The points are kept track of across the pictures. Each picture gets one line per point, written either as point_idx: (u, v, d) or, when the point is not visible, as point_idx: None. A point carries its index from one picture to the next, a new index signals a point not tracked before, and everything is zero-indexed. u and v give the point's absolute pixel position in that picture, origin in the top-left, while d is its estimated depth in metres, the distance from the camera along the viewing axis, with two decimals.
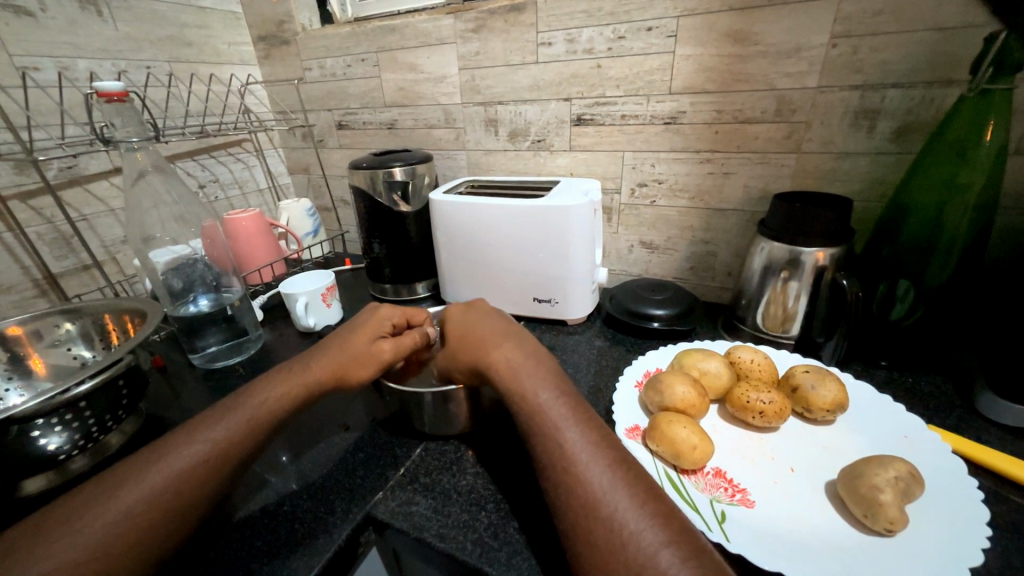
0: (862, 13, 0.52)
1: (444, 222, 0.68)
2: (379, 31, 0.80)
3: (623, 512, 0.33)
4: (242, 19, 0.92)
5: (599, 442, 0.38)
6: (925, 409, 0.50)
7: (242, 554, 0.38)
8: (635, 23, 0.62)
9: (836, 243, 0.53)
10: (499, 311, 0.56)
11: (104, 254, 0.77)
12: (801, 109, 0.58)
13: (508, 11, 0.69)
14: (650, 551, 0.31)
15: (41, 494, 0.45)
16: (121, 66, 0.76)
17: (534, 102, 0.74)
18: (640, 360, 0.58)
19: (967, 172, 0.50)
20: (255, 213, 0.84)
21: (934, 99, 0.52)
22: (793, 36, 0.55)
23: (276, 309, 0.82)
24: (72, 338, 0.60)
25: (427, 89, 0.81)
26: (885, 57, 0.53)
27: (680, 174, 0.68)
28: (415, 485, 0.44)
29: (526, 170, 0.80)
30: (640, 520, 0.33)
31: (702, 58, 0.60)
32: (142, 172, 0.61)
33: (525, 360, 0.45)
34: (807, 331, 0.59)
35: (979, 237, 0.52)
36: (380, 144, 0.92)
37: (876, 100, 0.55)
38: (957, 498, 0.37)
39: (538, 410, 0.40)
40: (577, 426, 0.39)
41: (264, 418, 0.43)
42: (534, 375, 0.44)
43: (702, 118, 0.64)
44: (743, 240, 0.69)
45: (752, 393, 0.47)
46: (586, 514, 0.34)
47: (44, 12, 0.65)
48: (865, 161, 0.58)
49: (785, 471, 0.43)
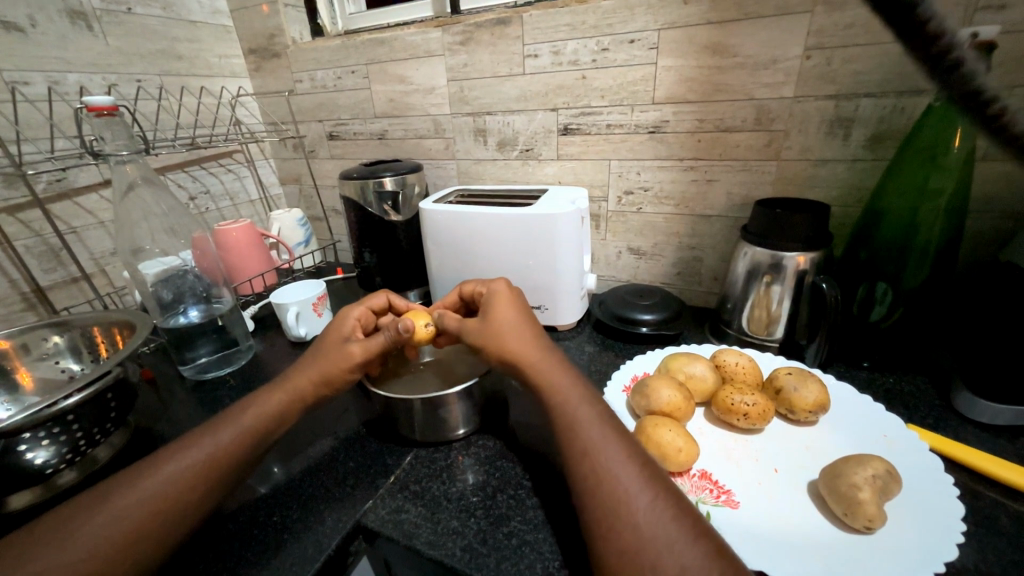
0: (835, 26, 0.54)
1: (434, 230, 0.69)
2: (368, 44, 0.82)
3: (646, 509, 0.34)
4: (232, 32, 0.93)
5: (618, 441, 0.39)
6: (905, 409, 0.51)
7: (231, 564, 0.38)
8: (618, 35, 0.64)
9: (816, 248, 0.54)
10: (517, 292, 0.54)
11: (93, 267, 0.77)
12: (779, 118, 0.60)
13: (495, 24, 0.70)
14: (673, 548, 0.31)
15: (28, 509, 0.45)
16: (112, 80, 0.76)
17: (521, 113, 0.75)
18: (627, 365, 0.59)
19: (939, 177, 0.52)
20: (244, 224, 0.84)
21: (905, 108, 0.54)
22: (768, 48, 0.57)
23: (267, 320, 0.82)
24: (60, 351, 0.60)
25: (417, 100, 0.83)
26: (857, 68, 0.54)
27: (665, 182, 0.70)
28: (405, 493, 0.45)
29: (514, 178, 0.81)
30: (658, 518, 0.33)
31: (683, 69, 0.62)
32: (131, 185, 0.61)
33: (541, 359, 0.45)
34: (791, 333, 0.60)
35: (952, 240, 0.54)
36: (370, 154, 0.93)
37: (850, 109, 0.57)
38: (931, 494, 0.38)
39: (558, 409, 0.42)
40: (600, 425, 0.40)
41: (259, 428, 0.44)
42: (558, 375, 0.44)
43: (685, 127, 0.65)
44: (728, 246, 0.70)
45: (736, 396, 0.48)
46: (603, 510, 0.34)
47: (34, 27, 0.66)
48: (843, 168, 0.60)
49: (770, 472, 0.43)
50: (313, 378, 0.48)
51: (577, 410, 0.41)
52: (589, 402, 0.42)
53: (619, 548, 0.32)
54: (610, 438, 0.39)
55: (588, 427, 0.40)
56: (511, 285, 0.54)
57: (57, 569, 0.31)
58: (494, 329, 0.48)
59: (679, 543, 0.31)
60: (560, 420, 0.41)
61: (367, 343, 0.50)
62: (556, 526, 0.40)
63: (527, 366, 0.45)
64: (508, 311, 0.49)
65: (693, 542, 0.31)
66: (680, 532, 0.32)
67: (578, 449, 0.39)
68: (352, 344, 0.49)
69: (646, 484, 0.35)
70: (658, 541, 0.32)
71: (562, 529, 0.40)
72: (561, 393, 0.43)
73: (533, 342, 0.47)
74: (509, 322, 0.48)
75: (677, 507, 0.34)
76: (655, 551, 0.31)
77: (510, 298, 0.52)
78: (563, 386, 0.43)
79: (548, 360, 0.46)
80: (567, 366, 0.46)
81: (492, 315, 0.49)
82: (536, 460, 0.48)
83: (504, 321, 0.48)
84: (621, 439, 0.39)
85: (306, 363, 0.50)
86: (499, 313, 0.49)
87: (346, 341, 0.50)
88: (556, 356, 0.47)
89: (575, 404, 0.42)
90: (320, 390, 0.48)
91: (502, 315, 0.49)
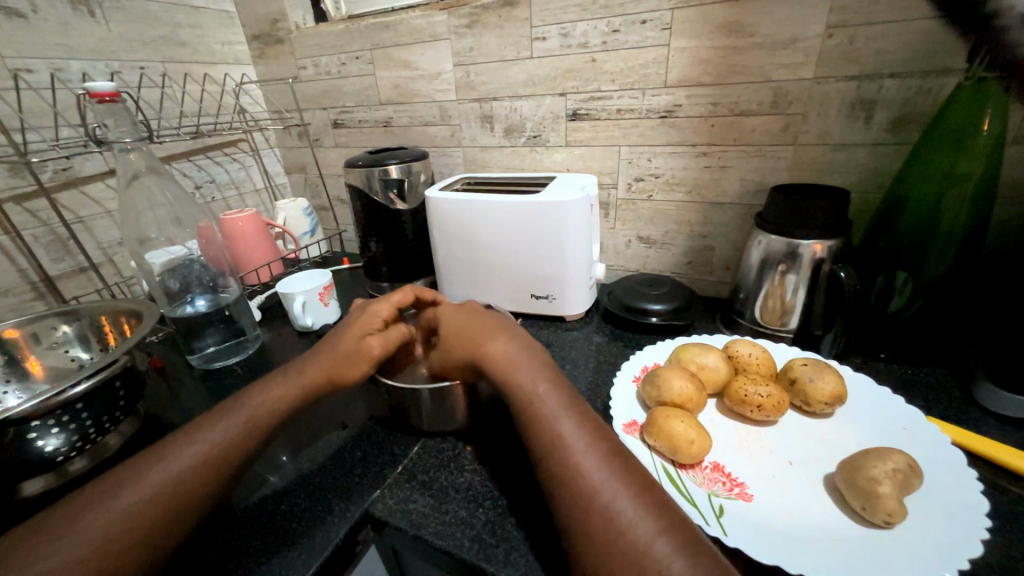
0: (858, 2, 0.51)
1: (441, 219, 0.68)
2: (373, 28, 0.80)
3: (619, 504, 0.33)
4: (235, 18, 0.92)
5: (590, 436, 0.38)
6: (923, 401, 0.50)
7: (240, 554, 0.38)
8: (630, 16, 0.62)
9: (833, 235, 0.52)
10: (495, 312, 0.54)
11: (101, 257, 0.77)
12: (797, 101, 0.58)
13: (502, 5, 0.68)
14: (646, 544, 0.31)
15: (41, 495, 0.45)
16: (115, 67, 0.76)
17: (529, 98, 0.73)
18: (637, 355, 0.58)
19: (966, 161, 0.50)
20: (250, 214, 0.84)
21: (931, 89, 0.52)
22: (787, 27, 0.55)
23: (274, 310, 0.82)
24: (69, 340, 0.60)
25: (422, 86, 0.81)
26: (880, 46, 0.52)
27: (677, 168, 0.68)
28: (413, 483, 0.44)
29: (522, 166, 0.80)
30: (632, 513, 0.32)
31: (698, 50, 0.60)
32: (136, 173, 0.60)
33: (521, 355, 0.44)
34: (806, 323, 0.58)
35: (978, 228, 0.52)
36: (376, 142, 0.92)
37: (873, 90, 0.54)
38: (953, 488, 0.37)
39: (529, 401, 0.40)
40: (573, 419, 0.39)
41: (263, 421, 0.43)
42: (530, 369, 0.43)
43: (699, 111, 0.63)
44: (741, 234, 0.68)
45: (750, 387, 0.47)
46: (577, 513, 0.33)
47: (35, 13, 0.65)
48: (863, 152, 0.58)
49: (784, 464, 0.43)
50: (312, 373, 0.47)
51: (547, 403, 0.40)
52: (556, 394, 0.41)
53: (595, 544, 0.31)
54: (583, 432, 0.38)
55: (561, 421, 0.38)
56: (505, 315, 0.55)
57: (60, 569, 0.31)
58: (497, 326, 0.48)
59: (653, 539, 0.31)
60: (528, 416, 0.40)
61: (385, 338, 0.51)
62: None
63: (503, 360, 0.44)
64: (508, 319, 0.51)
65: (667, 539, 0.31)
66: (653, 528, 0.32)
67: (549, 442, 0.37)
68: (370, 339, 0.50)
69: (621, 479, 0.35)
70: (632, 538, 0.31)
71: None
72: (532, 385, 0.41)
73: (525, 340, 0.47)
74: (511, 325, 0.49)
75: (653, 503, 0.33)
76: (627, 548, 0.31)
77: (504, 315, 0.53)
78: (537, 379, 0.42)
79: (521, 353, 0.44)
80: (543, 361, 0.45)
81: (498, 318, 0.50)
82: None
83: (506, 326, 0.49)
84: (595, 434, 0.38)
85: (308, 359, 0.50)
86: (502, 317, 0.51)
87: (364, 335, 0.50)
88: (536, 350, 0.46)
89: (546, 396, 0.40)
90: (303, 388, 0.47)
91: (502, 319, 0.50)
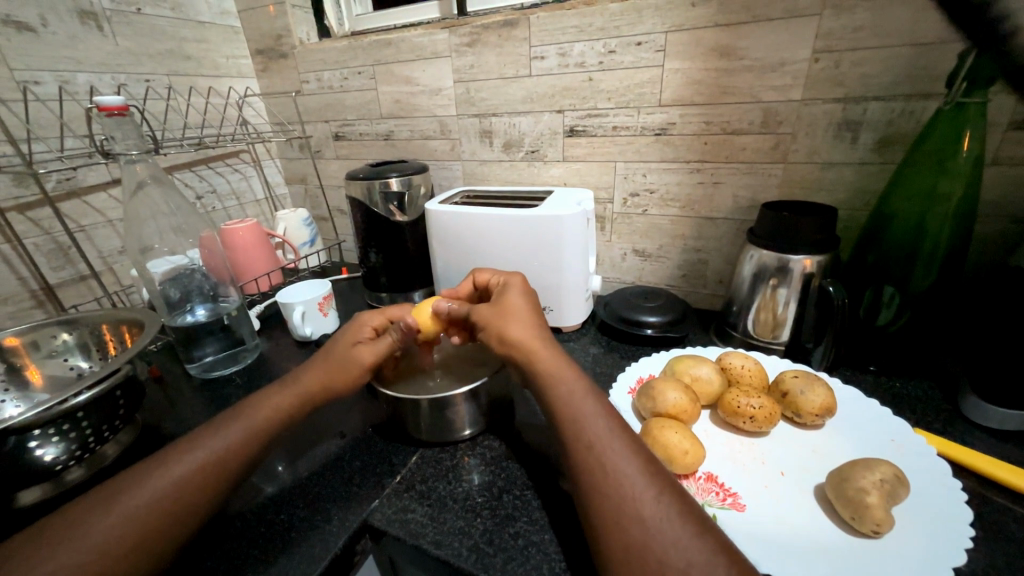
0: (843, 29, 0.54)
1: (441, 231, 0.69)
2: (375, 45, 0.82)
3: (651, 503, 0.34)
4: (240, 33, 0.94)
5: (621, 435, 0.39)
6: (911, 413, 0.51)
7: (239, 562, 0.38)
8: (625, 38, 0.64)
9: (823, 251, 0.54)
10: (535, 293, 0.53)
11: (101, 266, 0.78)
12: (786, 121, 0.60)
13: (502, 26, 0.71)
14: (677, 542, 0.31)
15: (38, 505, 0.45)
16: (121, 79, 0.77)
17: (527, 114, 0.75)
18: (632, 367, 0.59)
19: (947, 181, 0.52)
20: (251, 224, 0.84)
21: (913, 112, 0.54)
22: (776, 51, 0.57)
23: (272, 319, 0.82)
24: (69, 349, 0.61)
25: (423, 101, 0.83)
26: (864, 71, 0.54)
27: (671, 184, 0.70)
28: (411, 493, 0.45)
29: (520, 180, 0.81)
30: (664, 511, 0.33)
31: (690, 71, 0.62)
32: (140, 184, 0.61)
33: (551, 353, 0.45)
34: (797, 336, 0.60)
35: (960, 245, 0.54)
36: (377, 155, 0.93)
37: (858, 112, 0.57)
38: (938, 499, 0.38)
39: (562, 399, 0.41)
40: (604, 418, 0.40)
41: (266, 429, 0.44)
42: (563, 367, 0.44)
43: (692, 130, 0.65)
44: (734, 248, 0.70)
45: (742, 399, 0.48)
46: (608, 508, 0.34)
47: (45, 27, 0.67)
48: (850, 171, 0.60)
49: (776, 475, 0.43)
50: (312, 381, 0.48)
51: (580, 401, 0.41)
52: (588, 394, 0.42)
53: (626, 541, 0.32)
54: (615, 431, 0.39)
55: (592, 420, 0.40)
56: (526, 281, 0.54)
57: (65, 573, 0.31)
58: (506, 312, 0.48)
59: (685, 538, 0.32)
60: (562, 414, 0.41)
61: (376, 347, 0.50)
62: (559, 525, 0.40)
63: (533, 356, 0.45)
64: (523, 302, 0.50)
65: (699, 537, 0.32)
66: (684, 528, 0.32)
67: (582, 439, 0.38)
68: (360, 348, 0.50)
69: (650, 479, 0.35)
70: (663, 536, 0.32)
71: (568, 530, 0.40)
72: (564, 383, 0.43)
73: (536, 333, 0.47)
74: (518, 311, 0.49)
75: (680, 503, 0.34)
76: (659, 546, 0.31)
77: (526, 291, 0.52)
78: (570, 377, 0.43)
79: (552, 352, 0.45)
80: (565, 359, 0.45)
81: (506, 301, 0.50)
82: (540, 463, 0.48)
83: (515, 312, 0.48)
84: (626, 435, 0.39)
85: (310, 367, 0.50)
86: (512, 301, 0.50)
87: (353, 344, 0.50)
88: (556, 346, 0.47)
89: (578, 395, 0.41)
90: (312, 394, 0.48)
91: (514, 303, 0.49)
